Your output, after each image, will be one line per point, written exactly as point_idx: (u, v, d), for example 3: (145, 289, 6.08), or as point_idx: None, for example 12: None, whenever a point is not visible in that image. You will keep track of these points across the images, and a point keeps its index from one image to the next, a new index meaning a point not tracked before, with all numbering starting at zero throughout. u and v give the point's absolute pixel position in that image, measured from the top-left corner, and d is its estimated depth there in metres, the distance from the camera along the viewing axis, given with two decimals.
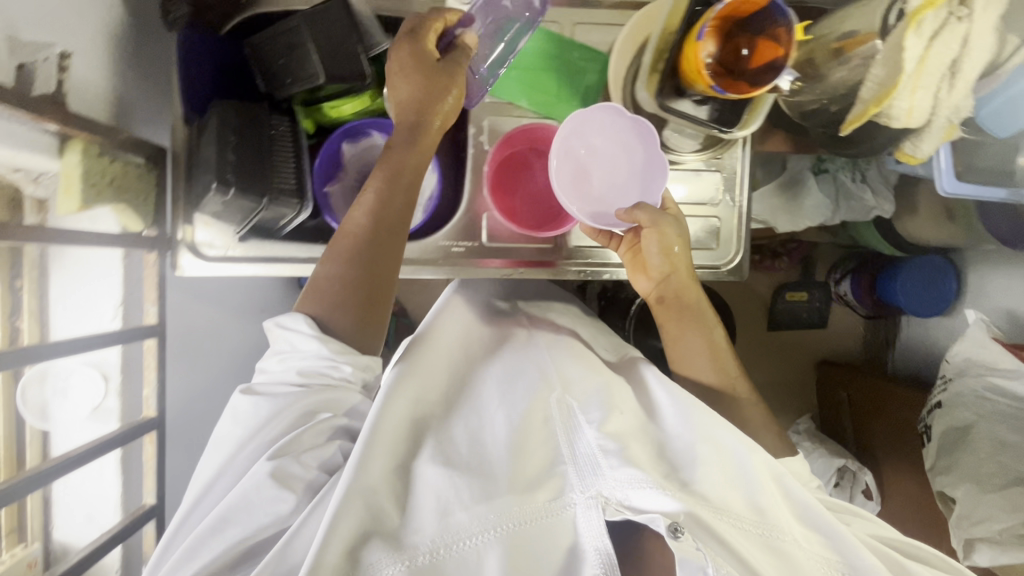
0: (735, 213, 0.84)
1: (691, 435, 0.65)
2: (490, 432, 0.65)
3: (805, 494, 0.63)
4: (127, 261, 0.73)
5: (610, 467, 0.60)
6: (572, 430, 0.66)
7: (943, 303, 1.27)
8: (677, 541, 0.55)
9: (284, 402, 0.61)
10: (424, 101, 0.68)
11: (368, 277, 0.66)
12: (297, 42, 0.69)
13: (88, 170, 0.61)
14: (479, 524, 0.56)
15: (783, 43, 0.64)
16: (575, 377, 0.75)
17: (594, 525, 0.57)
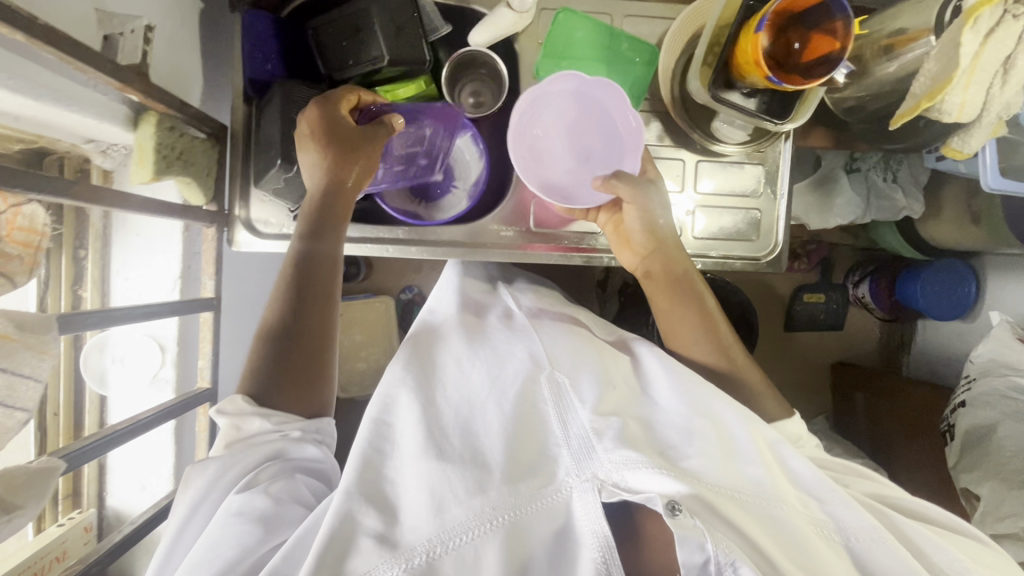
0: (776, 205, 0.86)
1: (686, 410, 0.63)
2: (483, 417, 0.64)
3: (803, 460, 0.61)
4: (187, 235, 0.75)
5: (604, 450, 0.58)
6: (567, 408, 0.64)
7: (962, 306, 1.22)
8: (675, 518, 0.52)
9: (240, 453, 0.60)
10: (322, 166, 0.67)
11: (298, 347, 0.65)
12: (363, 25, 0.70)
13: (160, 142, 0.63)
14: (475, 517, 0.55)
15: (838, 37, 0.66)
16: (563, 353, 0.72)
17: (590, 509, 0.55)
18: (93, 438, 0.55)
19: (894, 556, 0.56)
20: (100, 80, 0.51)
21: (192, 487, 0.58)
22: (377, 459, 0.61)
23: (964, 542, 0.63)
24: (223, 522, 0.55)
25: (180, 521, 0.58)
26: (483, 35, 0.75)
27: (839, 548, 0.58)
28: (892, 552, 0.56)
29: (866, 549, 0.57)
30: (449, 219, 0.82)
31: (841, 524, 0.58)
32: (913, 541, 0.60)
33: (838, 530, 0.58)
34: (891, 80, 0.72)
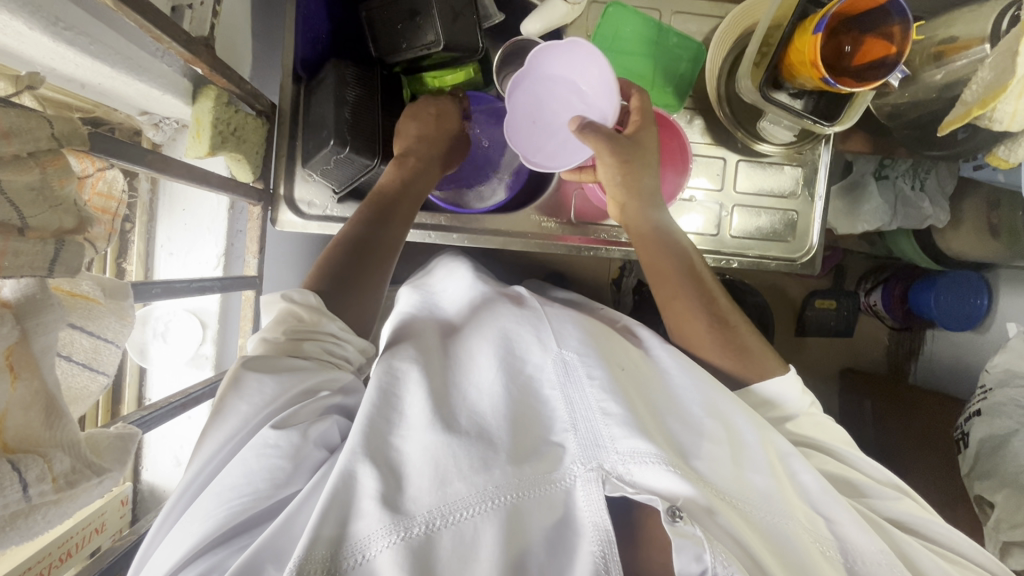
0: (814, 207, 0.86)
1: (700, 411, 0.60)
2: (485, 397, 0.58)
3: (814, 476, 0.60)
4: (231, 211, 0.75)
5: (615, 437, 0.53)
6: (572, 387, 0.58)
7: (976, 317, 1.21)
8: (675, 525, 0.49)
9: (291, 381, 0.53)
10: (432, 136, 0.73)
11: (361, 285, 0.63)
12: (419, 8, 0.69)
13: (217, 117, 0.63)
14: (477, 494, 0.49)
15: (894, 43, 0.65)
16: (572, 332, 0.65)
17: (593, 501, 0.50)
18: (150, 408, 0.52)
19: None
20: (171, 49, 0.51)
21: (226, 418, 0.51)
22: (384, 422, 0.55)
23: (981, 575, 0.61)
24: (258, 457, 0.50)
25: (185, 480, 0.51)
26: (536, 24, 0.75)
27: (842, 565, 0.56)
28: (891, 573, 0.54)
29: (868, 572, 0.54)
30: (490, 208, 0.82)
31: (846, 543, 0.56)
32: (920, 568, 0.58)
33: (844, 548, 0.56)
34: (939, 87, 0.72)
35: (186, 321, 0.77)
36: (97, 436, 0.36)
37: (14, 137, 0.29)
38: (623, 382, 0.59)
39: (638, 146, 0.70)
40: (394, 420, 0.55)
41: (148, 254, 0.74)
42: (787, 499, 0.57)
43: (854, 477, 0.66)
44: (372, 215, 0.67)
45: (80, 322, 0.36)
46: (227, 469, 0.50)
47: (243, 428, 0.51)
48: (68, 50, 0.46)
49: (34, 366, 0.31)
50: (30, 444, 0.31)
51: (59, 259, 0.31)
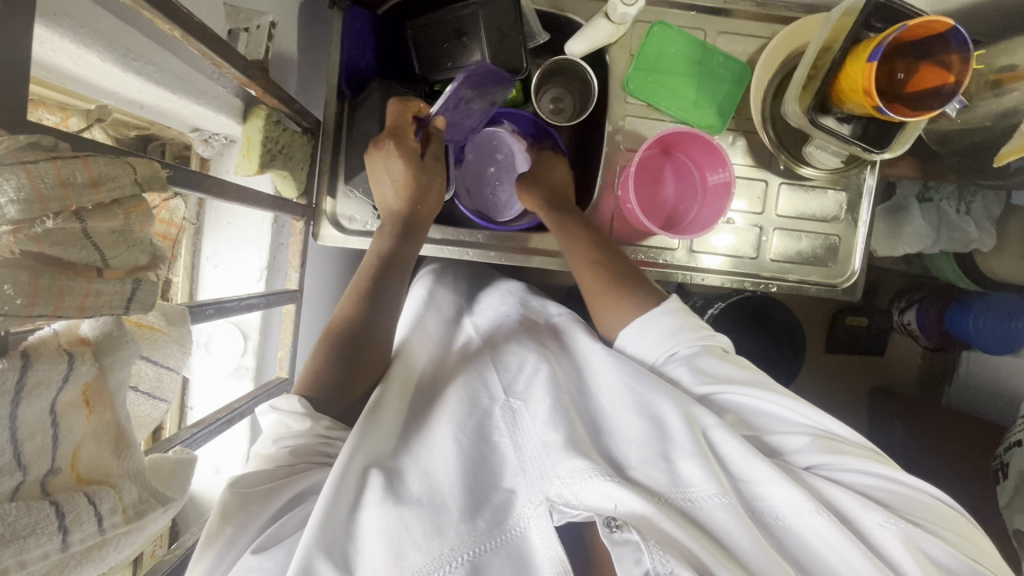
0: (857, 231, 0.85)
1: (631, 419, 0.59)
2: (438, 455, 0.58)
3: (737, 442, 0.55)
4: (275, 226, 0.76)
5: (555, 463, 0.53)
6: (521, 433, 0.59)
7: (1014, 343, 1.15)
8: (612, 536, 0.48)
9: (275, 488, 0.54)
10: (419, 184, 0.67)
11: (358, 363, 0.62)
12: (466, 28, 0.69)
13: (267, 136, 0.65)
14: (433, 561, 0.49)
15: (952, 71, 0.64)
16: (516, 376, 0.66)
17: (546, 535, 0.50)
18: (197, 426, 0.53)
19: (830, 526, 0.51)
20: (229, 74, 0.52)
21: (215, 543, 0.51)
22: (347, 497, 0.54)
23: (932, 510, 0.55)
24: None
25: None
26: (580, 45, 0.75)
27: (772, 531, 0.53)
28: (827, 525, 0.51)
29: (801, 525, 0.52)
30: (527, 225, 0.81)
31: (767, 503, 0.54)
32: (851, 513, 0.54)
33: (780, 523, 0.53)
34: (995, 115, 0.70)
35: (229, 333, 0.78)
36: (160, 463, 0.37)
37: (101, 185, 0.29)
38: (553, 409, 0.59)
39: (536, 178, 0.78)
40: (355, 495, 0.55)
41: (194, 266, 0.76)
42: (720, 480, 0.53)
43: (770, 434, 0.60)
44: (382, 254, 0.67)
45: (147, 352, 0.37)
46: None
47: (233, 551, 0.52)
48: (135, 78, 0.47)
49: (109, 400, 0.32)
50: (101, 474, 0.32)
51: (135, 297, 0.32)
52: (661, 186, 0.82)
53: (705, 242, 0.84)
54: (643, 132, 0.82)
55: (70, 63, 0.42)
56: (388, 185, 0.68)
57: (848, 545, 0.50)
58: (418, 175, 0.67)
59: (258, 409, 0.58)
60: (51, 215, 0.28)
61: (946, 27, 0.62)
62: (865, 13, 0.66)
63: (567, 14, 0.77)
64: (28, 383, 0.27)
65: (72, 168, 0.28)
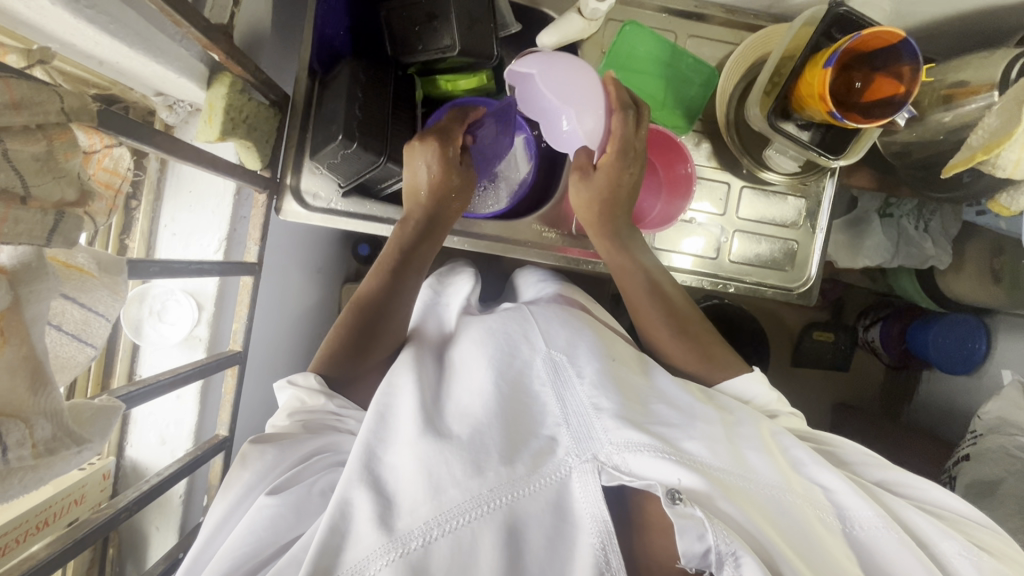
0: (814, 238, 0.87)
1: (688, 399, 0.61)
2: (480, 403, 0.59)
3: (803, 450, 0.60)
4: (237, 197, 0.75)
5: (607, 429, 0.54)
6: (564, 388, 0.59)
7: (971, 363, 1.19)
8: (674, 507, 0.49)
9: (308, 436, 0.59)
10: (447, 185, 0.70)
11: (381, 332, 0.67)
12: (438, 12, 0.70)
13: (230, 104, 0.64)
14: (472, 499, 0.50)
15: (903, 82, 0.66)
16: (559, 331, 0.66)
17: (590, 492, 0.51)
18: (136, 385, 0.53)
19: (895, 541, 0.54)
20: (189, 34, 0.52)
21: (236, 483, 0.56)
22: (377, 438, 0.56)
23: (990, 539, 0.60)
24: (258, 509, 0.53)
25: (204, 533, 0.55)
26: (551, 37, 0.76)
27: (845, 536, 0.56)
28: (894, 541, 0.54)
29: (867, 536, 0.55)
30: (490, 214, 0.81)
31: (844, 510, 0.56)
32: (922, 535, 0.58)
33: (842, 515, 0.56)
34: (946, 129, 0.73)
35: (183, 303, 0.76)
36: (81, 407, 0.37)
37: (23, 108, 0.29)
38: (605, 374, 0.60)
39: (591, 180, 0.71)
40: (386, 433, 0.57)
41: (151, 234, 0.75)
42: (783, 474, 0.56)
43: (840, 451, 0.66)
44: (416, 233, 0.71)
45: (73, 293, 0.37)
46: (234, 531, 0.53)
47: (251, 489, 0.56)
48: (89, 27, 0.47)
49: (24, 332, 0.32)
50: (13, 409, 0.32)
51: (57, 229, 0.32)
52: None
53: (673, 242, 0.86)
54: None
55: (20, 4, 0.42)
56: (415, 181, 0.70)
57: (909, 558, 0.53)
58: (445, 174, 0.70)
59: (275, 385, 0.62)
60: None
61: (898, 39, 0.64)
62: (826, 22, 0.68)
63: (541, 7, 0.78)
64: None
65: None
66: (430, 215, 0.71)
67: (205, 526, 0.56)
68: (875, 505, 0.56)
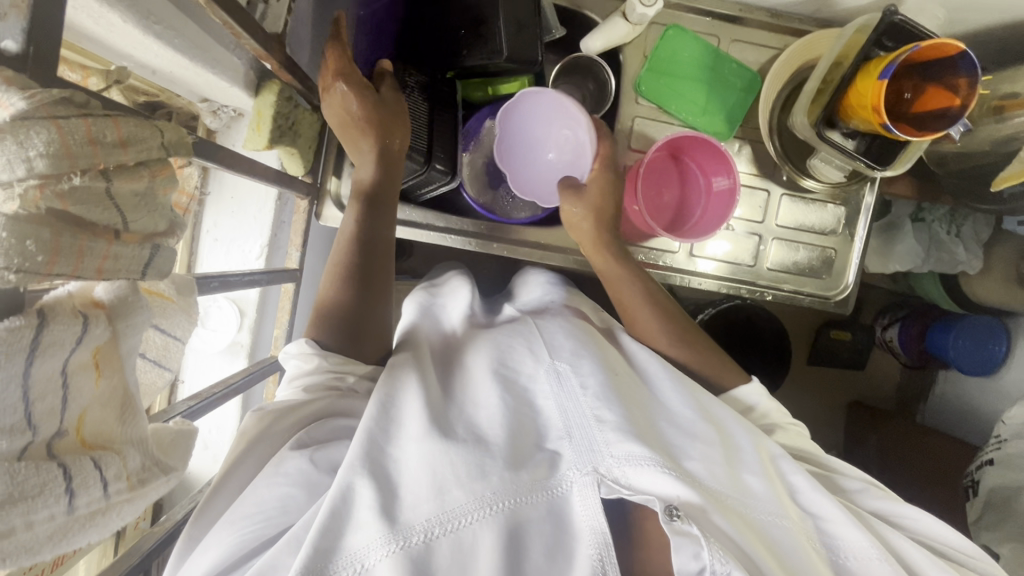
0: (852, 246, 0.86)
1: (693, 412, 0.59)
2: (483, 409, 0.57)
3: (802, 476, 0.58)
4: (279, 203, 0.75)
5: (609, 442, 0.52)
6: (567, 396, 0.57)
7: (990, 365, 1.17)
8: (672, 524, 0.48)
9: (307, 401, 0.57)
10: (385, 124, 0.65)
11: (369, 306, 0.65)
12: (484, 17, 0.69)
13: (277, 112, 0.63)
14: (475, 501, 0.48)
15: (959, 95, 0.65)
16: (564, 341, 0.64)
17: (590, 504, 0.50)
18: (193, 400, 0.54)
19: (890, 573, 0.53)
20: (246, 45, 0.51)
21: (248, 436, 0.54)
22: (382, 433, 0.54)
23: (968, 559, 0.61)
24: (273, 481, 0.51)
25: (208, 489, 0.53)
26: (597, 42, 0.76)
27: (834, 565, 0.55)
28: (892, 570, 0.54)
29: (857, 565, 0.55)
30: (528, 219, 0.81)
31: (833, 539, 0.56)
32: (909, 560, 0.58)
33: (832, 545, 0.56)
34: (995, 141, 0.72)
35: (225, 309, 0.76)
36: (162, 432, 0.37)
37: (129, 146, 0.30)
38: (611, 383, 0.58)
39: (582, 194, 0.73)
40: (391, 428, 0.54)
41: (192, 239, 0.74)
42: (781, 500, 0.55)
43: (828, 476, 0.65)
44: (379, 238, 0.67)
45: (158, 322, 0.37)
46: (242, 498, 0.51)
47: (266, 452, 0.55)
48: (153, 42, 0.46)
49: (120, 364, 0.32)
50: (105, 440, 0.32)
51: (151, 263, 0.32)
52: (665, 188, 0.82)
53: (703, 247, 0.86)
54: (653, 133, 0.83)
55: (90, 20, 0.42)
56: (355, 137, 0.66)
57: None
58: (376, 113, 0.64)
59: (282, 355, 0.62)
60: (78, 171, 0.28)
61: (956, 52, 0.63)
62: (877, 31, 0.67)
63: (585, 10, 0.77)
64: (44, 341, 0.27)
65: (104, 126, 0.29)
66: (382, 161, 0.65)
67: (214, 487, 0.53)
68: (873, 537, 0.55)
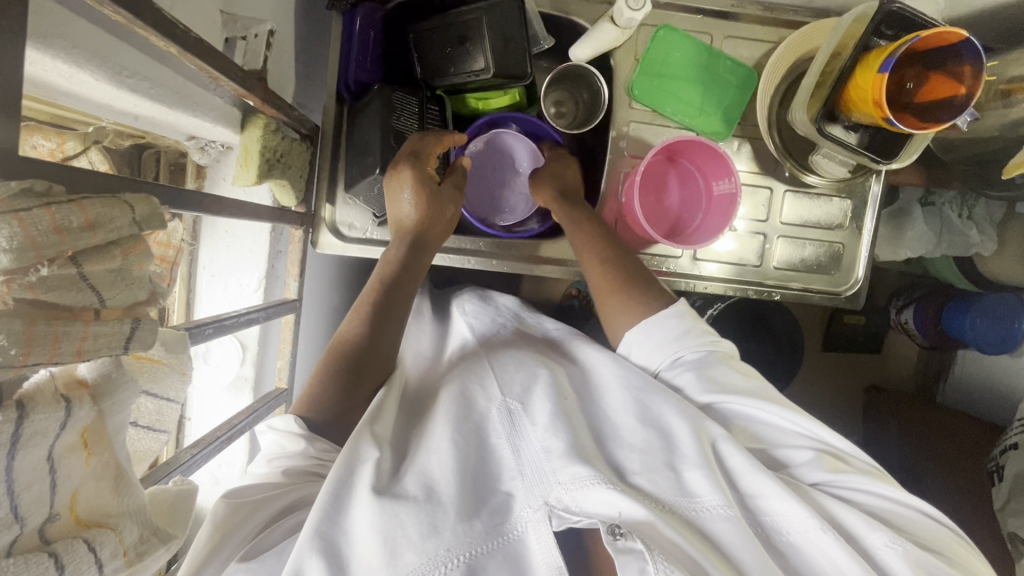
0: (860, 240, 0.84)
1: (637, 424, 0.58)
2: (435, 458, 0.56)
3: (745, 455, 0.54)
4: (273, 234, 0.75)
5: (557, 469, 0.52)
6: (519, 436, 0.57)
7: (1010, 343, 1.12)
8: (614, 543, 0.47)
9: (276, 495, 0.55)
10: (432, 210, 0.67)
11: (375, 354, 0.63)
12: (469, 34, 0.68)
13: (265, 146, 0.63)
14: (428, 560, 0.48)
15: (963, 83, 0.63)
16: (513, 376, 0.64)
17: (544, 541, 0.49)
18: (195, 447, 0.53)
19: (833, 544, 0.50)
20: (224, 86, 0.51)
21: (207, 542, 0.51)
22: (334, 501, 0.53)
23: (930, 537, 0.54)
24: None
25: None
26: (586, 49, 0.74)
27: (776, 544, 0.53)
28: (832, 543, 0.50)
29: (802, 540, 0.51)
30: (528, 233, 0.80)
31: (772, 519, 0.53)
32: (853, 532, 0.53)
33: (779, 527, 0.53)
34: (1004, 124, 0.70)
35: (228, 344, 0.76)
36: (162, 496, 0.40)
37: (97, 229, 0.33)
38: (557, 413, 0.57)
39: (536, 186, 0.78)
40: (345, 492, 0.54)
41: (190, 276, 0.74)
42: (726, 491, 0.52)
43: (773, 447, 0.59)
44: (400, 264, 0.67)
45: (149, 386, 0.37)
46: None
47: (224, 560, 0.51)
48: (129, 94, 0.46)
49: (108, 442, 0.34)
50: (101, 516, 0.34)
51: (133, 337, 0.34)
52: (665, 194, 0.81)
53: (707, 250, 0.84)
54: (649, 137, 0.81)
55: (62, 80, 0.41)
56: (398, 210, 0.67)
57: (852, 565, 0.49)
58: (428, 199, 0.67)
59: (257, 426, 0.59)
60: (46, 261, 0.31)
61: (958, 38, 0.61)
62: (876, 20, 0.64)
63: (572, 16, 0.75)
64: (25, 433, 0.29)
65: (68, 214, 0.31)
66: (417, 237, 0.68)
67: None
68: (811, 507, 0.52)
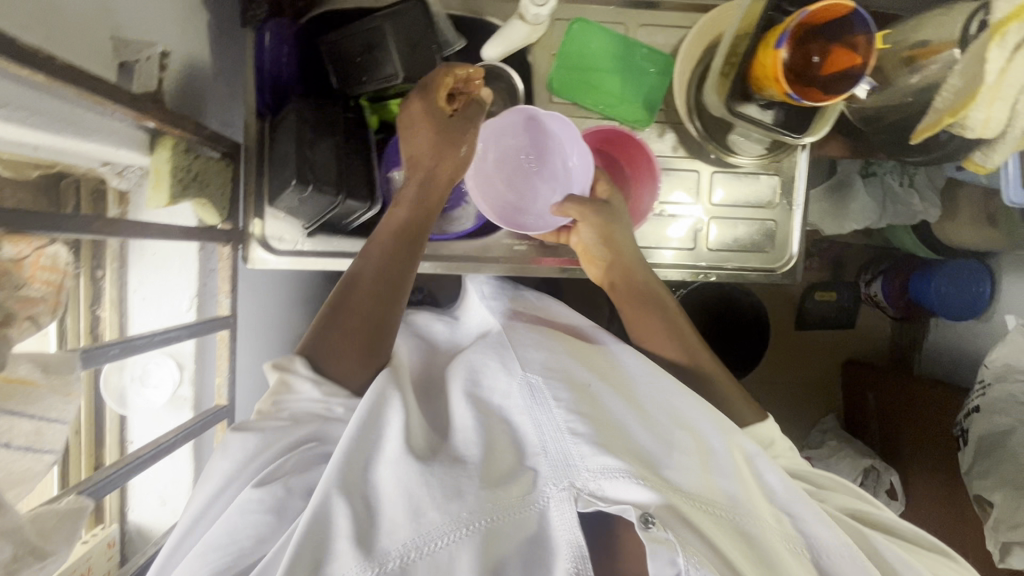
0: (792, 215, 0.85)
1: (666, 421, 0.57)
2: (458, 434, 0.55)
3: (780, 475, 0.56)
4: (202, 253, 0.76)
5: (583, 455, 0.50)
6: (539, 409, 0.54)
7: (978, 306, 1.12)
8: (647, 532, 0.46)
9: (290, 427, 0.56)
10: (443, 139, 0.68)
11: (383, 301, 0.62)
12: (375, 42, 0.69)
13: (175, 166, 0.64)
14: (451, 521, 0.47)
15: (858, 52, 0.64)
16: (535, 353, 0.61)
17: (567, 518, 0.48)
18: (115, 465, 0.53)
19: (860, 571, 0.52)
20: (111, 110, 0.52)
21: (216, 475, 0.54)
22: (361, 457, 0.53)
23: (957, 572, 0.60)
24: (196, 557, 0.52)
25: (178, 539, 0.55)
26: (497, 48, 0.75)
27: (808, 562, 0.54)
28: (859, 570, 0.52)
29: (834, 565, 0.53)
30: (464, 232, 0.81)
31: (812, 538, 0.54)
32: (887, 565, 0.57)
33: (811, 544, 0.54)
34: (914, 90, 0.70)
35: (165, 364, 0.78)
36: (42, 518, 0.42)
37: None
38: (590, 401, 0.55)
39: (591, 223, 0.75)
40: (370, 452, 0.53)
41: (120, 300, 0.76)
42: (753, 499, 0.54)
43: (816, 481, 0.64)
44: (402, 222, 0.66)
45: None
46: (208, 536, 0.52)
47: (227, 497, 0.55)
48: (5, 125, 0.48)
49: None
50: None
51: None
52: None
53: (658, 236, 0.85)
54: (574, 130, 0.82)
55: None
56: (411, 141, 0.69)
57: None
58: (441, 130, 0.68)
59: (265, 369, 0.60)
60: None
61: (847, 9, 0.63)
62: None
63: (485, 16, 0.78)
64: None
65: None
66: (433, 169, 0.68)
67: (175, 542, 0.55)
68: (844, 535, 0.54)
